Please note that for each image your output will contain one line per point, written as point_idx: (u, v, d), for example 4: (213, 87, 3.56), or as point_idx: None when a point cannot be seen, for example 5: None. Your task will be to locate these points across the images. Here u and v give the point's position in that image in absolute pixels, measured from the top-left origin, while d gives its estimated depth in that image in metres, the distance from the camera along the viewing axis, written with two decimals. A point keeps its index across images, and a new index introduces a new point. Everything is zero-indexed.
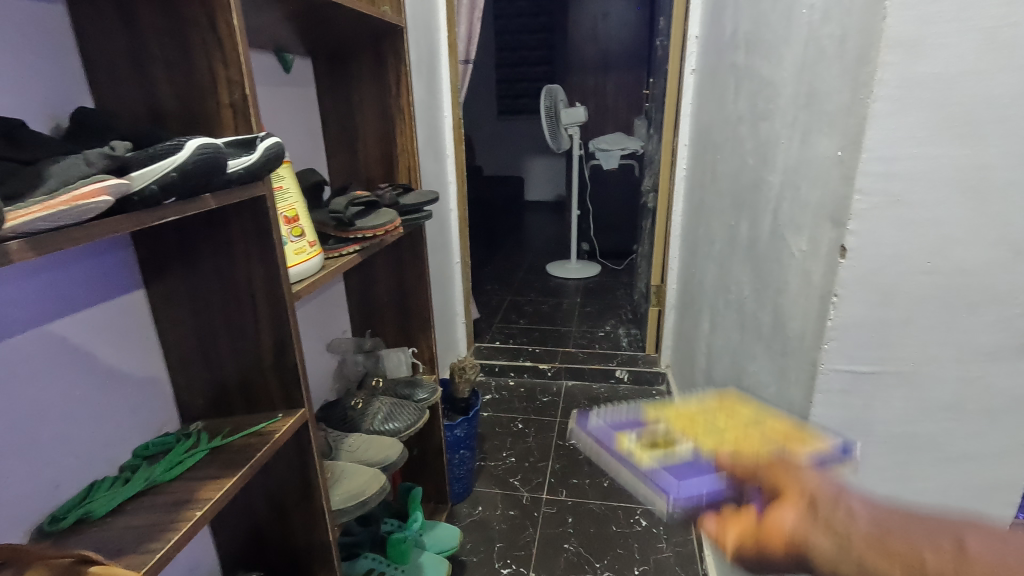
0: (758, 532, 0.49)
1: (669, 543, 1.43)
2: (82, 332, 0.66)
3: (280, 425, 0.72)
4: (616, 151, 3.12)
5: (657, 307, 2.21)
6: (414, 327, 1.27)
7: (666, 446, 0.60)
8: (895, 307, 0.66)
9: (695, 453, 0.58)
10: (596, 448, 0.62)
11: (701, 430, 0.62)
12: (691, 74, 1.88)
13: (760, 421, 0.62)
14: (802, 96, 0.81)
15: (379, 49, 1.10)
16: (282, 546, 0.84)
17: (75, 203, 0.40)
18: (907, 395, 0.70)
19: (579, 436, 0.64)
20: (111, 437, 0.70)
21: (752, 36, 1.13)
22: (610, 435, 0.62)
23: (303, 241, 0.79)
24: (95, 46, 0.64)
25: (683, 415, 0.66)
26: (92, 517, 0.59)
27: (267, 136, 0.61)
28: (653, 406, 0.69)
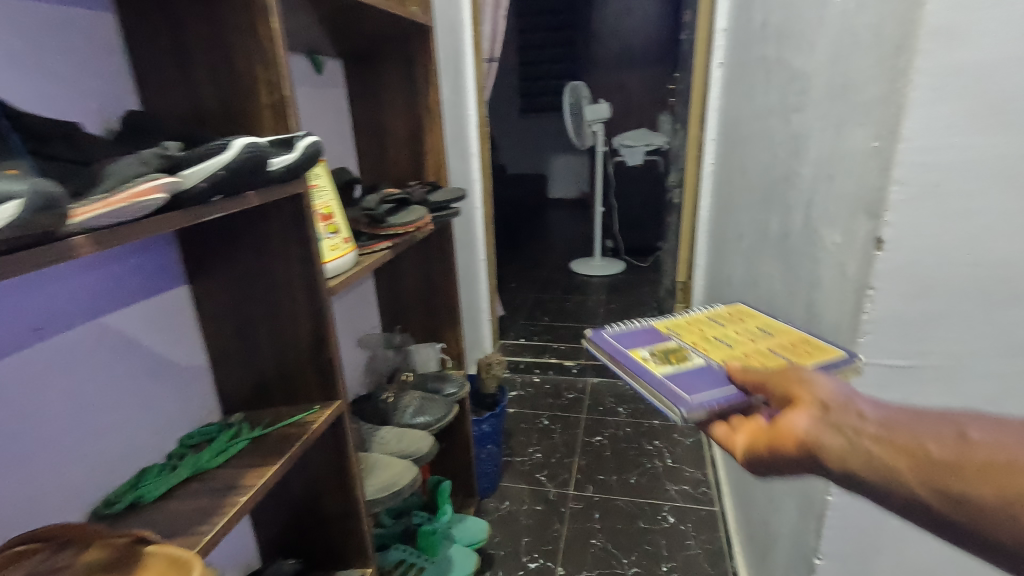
0: (768, 433, 0.50)
1: (697, 540, 1.43)
2: (134, 324, 0.69)
3: (318, 416, 0.74)
4: (641, 147, 3.13)
5: (683, 304, 2.19)
6: (442, 323, 1.29)
7: (680, 359, 0.69)
8: (933, 300, 0.65)
9: (707, 363, 0.68)
10: (611, 355, 0.72)
11: (709, 347, 0.74)
12: (717, 68, 1.85)
13: (766, 343, 0.74)
14: (835, 87, 0.80)
15: (407, 49, 1.12)
16: (318, 534, 0.86)
17: (132, 200, 0.42)
18: (946, 390, 0.68)
19: (592, 345, 0.76)
20: (159, 426, 0.73)
21: (782, 27, 1.11)
22: (622, 349, 0.73)
23: (337, 237, 0.81)
24: (142, 52, 0.67)
25: (694, 333, 0.78)
26: (144, 501, 0.62)
27: (305, 135, 0.62)
28: (668, 328, 0.81)
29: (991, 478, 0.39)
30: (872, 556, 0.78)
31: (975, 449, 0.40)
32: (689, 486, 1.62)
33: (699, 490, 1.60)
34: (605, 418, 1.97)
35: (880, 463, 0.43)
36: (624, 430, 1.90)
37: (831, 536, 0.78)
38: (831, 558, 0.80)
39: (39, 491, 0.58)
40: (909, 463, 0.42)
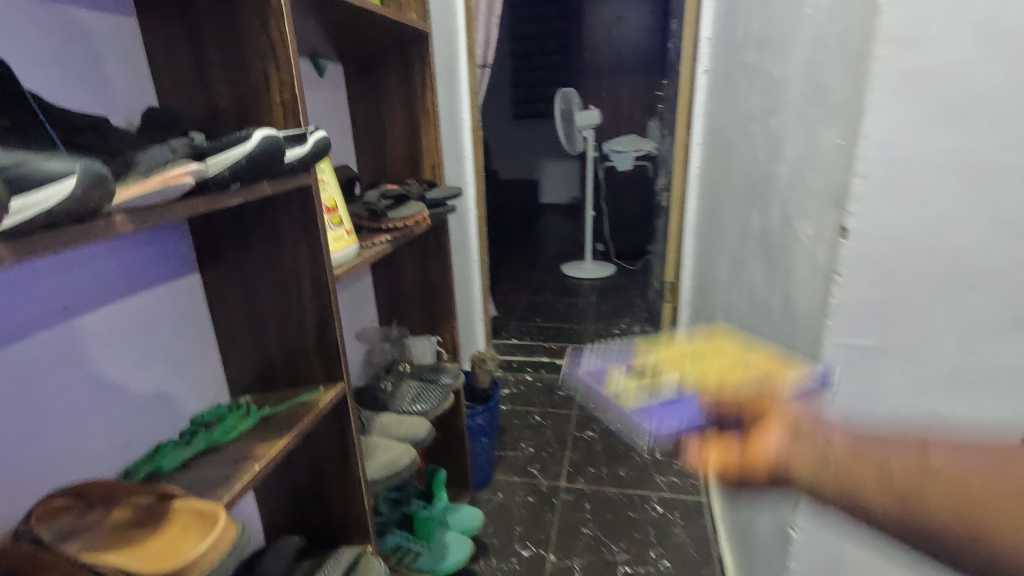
0: (743, 462, 0.53)
1: (684, 528, 1.47)
2: (150, 308, 0.73)
3: (323, 396, 0.79)
4: (630, 152, 3.25)
5: (672, 304, 2.25)
6: (438, 317, 1.34)
7: (652, 377, 0.63)
8: (896, 285, 0.71)
9: (679, 386, 0.60)
10: (585, 385, 0.64)
11: (687, 365, 0.65)
12: (704, 75, 1.92)
13: (751, 368, 0.62)
14: (808, 90, 0.86)
15: (406, 54, 1.17)
16: (320, 513, 0.90)
17: (165, 184, 0.47)
18: (907, 368, 0.74)
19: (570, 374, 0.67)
20: (173, 404, 0.77)
21: (762, 36, 1.18)
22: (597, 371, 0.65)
23: (341, 229, 0.86)
24: (161, 53, 0.71)
25: (674, 353, 0.68)
26: (161, 471, 0.66)
27: (315, 131, 0.67)
28: (643, 345, 0.72)
29: (954, 515, 0.43)
30: (843, 528, 0.83)
31: (934, 471, 0.45)
32: (677, 478, 1.67)
33: (687, 482, 1.65)
34: (596, 415, 2.02)
35: (844, 484, 0.48)
36: None
37: (805, 509, 0.84)
38: (806, 530, 0.85)
39: (63, 459, 0.62)
40: (873, 482, 0.47)
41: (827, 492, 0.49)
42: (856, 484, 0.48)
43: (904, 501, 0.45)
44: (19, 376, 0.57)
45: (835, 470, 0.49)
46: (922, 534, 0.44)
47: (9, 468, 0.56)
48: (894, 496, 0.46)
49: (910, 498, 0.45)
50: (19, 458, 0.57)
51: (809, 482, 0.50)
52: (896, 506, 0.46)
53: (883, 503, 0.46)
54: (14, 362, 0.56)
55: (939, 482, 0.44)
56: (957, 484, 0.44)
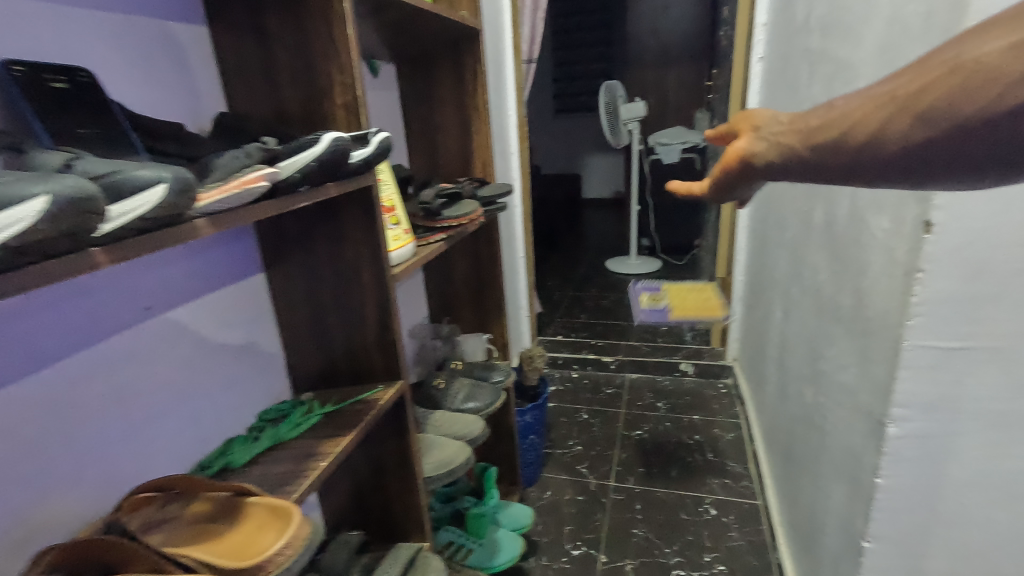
0: None
1: (740, 532, 1.43)
2: (222, 310, 0.76)
3: (383, 394, 0.80)
4: (677, 145, 3.05)
5: (723, 300, 2.19)
6: (489, 314, 1.35)
7: None
8: (987, 282, 0.65)
9: None
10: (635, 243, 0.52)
11: None
12: (758, 63, 1.85)
13: None
14: (883, 75, 0.81)
15: (458, 52, 1.17)
16: (380, 509, 0.92)
17: (243, 187, 0.48)
18: (1000, 371, 0.68)
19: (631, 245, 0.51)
20: (241, 400, 0.79)
21: (828, 19, 1.12)
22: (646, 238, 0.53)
23: (399, 228, 0.87)
24: (231, 60, 0.74)
25: None
26: (233, 466, 0.68)
27: (378, 131, 0.68)
28: None
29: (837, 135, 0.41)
30: (923, 541, 0.79)
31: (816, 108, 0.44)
32: (731, 479, 1.62)
33: (741, 484, 1.60)
34: (645, 413, 1.98)
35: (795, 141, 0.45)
36: (664, 424, 1.91)
37: (882, 519, 0.79)
38: (881, 541, 0.81)
39: (147, 454, 0.65)
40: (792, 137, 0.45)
41: (782, 163, 0.45)
42: (795, 139, 0.44)
43: (822, 136, 0.42)
44: (104, 375, 0.59)
45: (786, 129, 0.45)
46: (835, 168, 0.41)
47: (97, 465, 0.59)
48: (810, 138, 0.43)
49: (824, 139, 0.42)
50: (105, 455, 0.60)
51: (768, 157, 0.46)
52: (829, 131, 0.41)
53: (806, 148, 0.43)
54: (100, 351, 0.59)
55: (841, 114, 0.41)
56: (862, 111, 0.39)
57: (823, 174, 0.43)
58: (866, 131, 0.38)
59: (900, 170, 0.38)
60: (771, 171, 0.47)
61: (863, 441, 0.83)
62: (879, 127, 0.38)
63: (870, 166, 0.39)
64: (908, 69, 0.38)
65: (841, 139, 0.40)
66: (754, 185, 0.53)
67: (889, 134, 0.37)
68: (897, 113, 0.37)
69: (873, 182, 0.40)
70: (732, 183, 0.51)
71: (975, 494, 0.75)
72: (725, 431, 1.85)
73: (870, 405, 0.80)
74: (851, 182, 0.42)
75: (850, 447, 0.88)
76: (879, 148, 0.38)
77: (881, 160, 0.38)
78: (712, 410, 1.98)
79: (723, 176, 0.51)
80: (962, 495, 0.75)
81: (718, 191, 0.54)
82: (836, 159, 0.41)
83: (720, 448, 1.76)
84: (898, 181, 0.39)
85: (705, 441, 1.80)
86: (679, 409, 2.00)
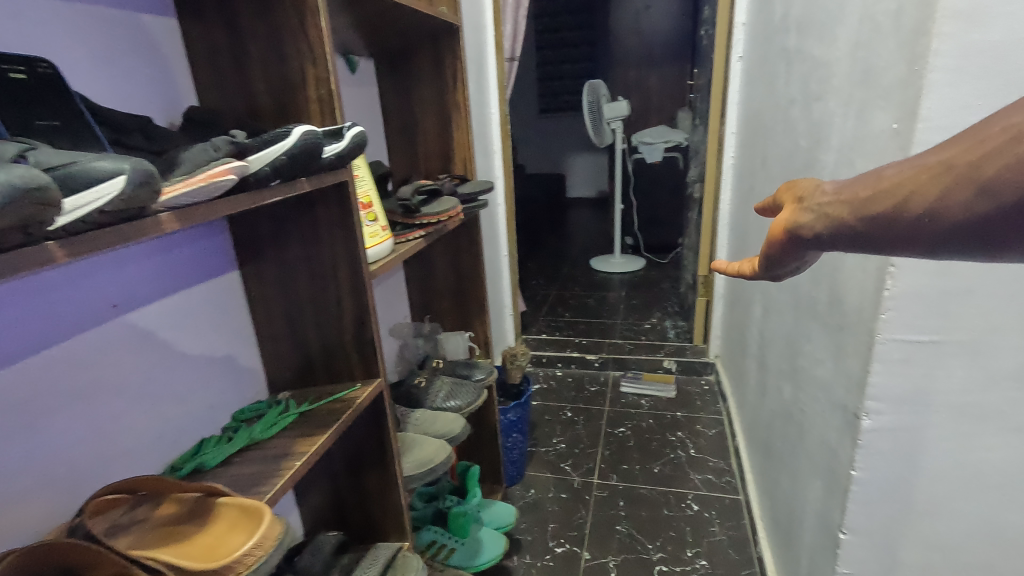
0: None
1: (722, 527, 1.44)
2: (194, 307, 0.74)
3: (360, 392, 0.79)
4: (660, 144, 3.10)
5: (705, 297, 2.20)
6: (470, 312, 1.34)
7: None
8: (956, 276, 0.66)
9: None
10: None
11: None
12: (738, 62, 1.86)
13: None
14: (857, 72, 0.82)
15: (438, 47, 1.16)
16: (359, 508, 0.91)
17: (210, 181, 0.47)
18: (970, 364, 0.69)
19: None
20: (215, 401, 0.78)
21: (804, 18, 1.12)
22: None
23: (376, 225, 0.87)
24: (201, 54, 0.72)
25: None
26: (205, 467, 0.66)
27: (352, 126, 0.67)
28: None
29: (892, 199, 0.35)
30: (896, 531, 0.80)
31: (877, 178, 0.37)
32: (713, 475, 1.63)
33: (723, 479, 1.61)
34: (628, 411, 1.99)
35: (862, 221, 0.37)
36: (647, 422, 1.92)
37: (857, 511, 0.80)
38: (856, 532, 0.82)
39: (115, 455, 0.63)
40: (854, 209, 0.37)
41: (830, 236, 0.39)
42: (843, 209, 0.38)
43: (873, 206, 0.36)
44: (67, 376, 0.58)
45: (836, 198, 0.39)
46: (889, 239, 0.36)
47: (63, 466, 0.57)
48: (861, 210, 0.37)
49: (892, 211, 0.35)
50: (70, 457, 0.58)
51: (815, 228, 0.40)
52: (880, 201, 0.35)
53: (858, 220, 0.37)
54: (50, 377, 0.56)
55: (893, 181, 0.35)
56: (915, 179, 0.34)
57: (877, 246, 0.37)
58: (925, 201, 0.33)
59: (967, 243, 0.32)
60: (820, 243, 0.41)
61: (838, 435, 0.84)
62: (939, 197, 0.32)
63: (930, 239, 0.34)
64: (961, 135, 0.33)
65: (899, 211, 0.34)
66: (805, 264, 0.46)
67: (953, 205, 0.32)
68: (954, 183, 0.31)
69: (936, 254, 0.34)
70: (781, 261, 0.45)
71: (946, 484, 0.76)
72: (707, 427, 1.86)
73: (845, 398, 0.81)
74: (909, 254, 0.36)
75: (826, 440, 0.89)
76: (939, 221, 0.33)
77: (943, 232, 0.33)
78: (694, 407, 1.99)
79: (770, 255, 0.45)
80: (933, 486, 0.76)
81: (767, 272, 0.47)
82: (893, 232, 0.35)
83: (702, 445, 1.77)
84: (970, 254, 0.33)
85: (688, 438, 1.81)
86: (662, 406, 2.01)
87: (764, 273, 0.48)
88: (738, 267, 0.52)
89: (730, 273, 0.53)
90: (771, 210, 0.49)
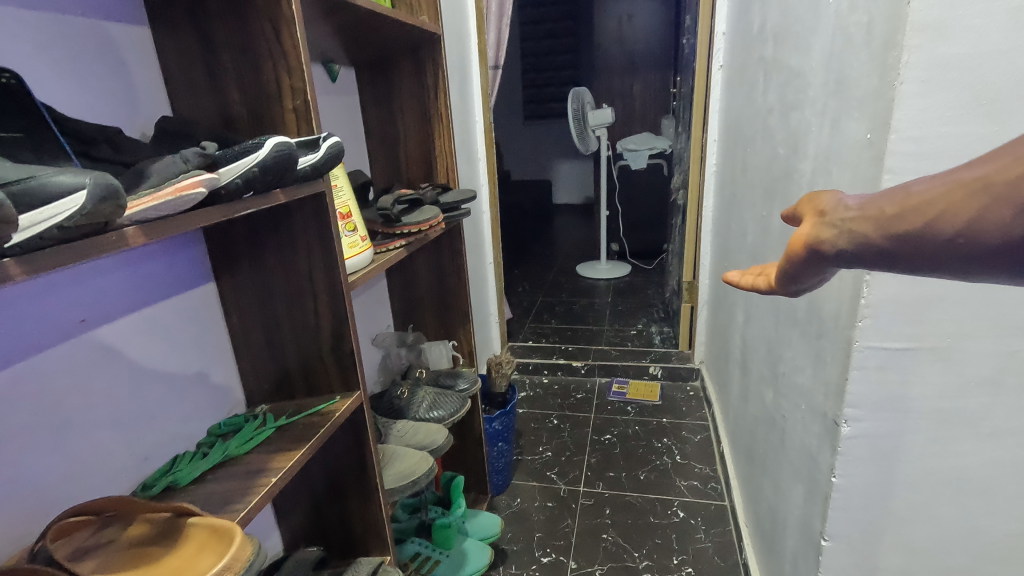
0: None
1: (707, 533, 1.44)
2: (166, 319, 0.73)
3: (339, 405, 0.78)
4: (645, 151, 3.10)
5: (689, 303, 2.21)
6: (454, 321, 1.33)
7: None
8: (929, 284, 0.67)
9: None
10: None
11: None
12: (718, 70, 1.87)
13: None
14: (832, 83, 0.83)
15: (419, 56, 1.16)
16: (339, 523, 0.90)
17: (178, 194, 0.46)
18: (944, 371, 0.70)
19: None
20: (188, 415, 0.76)
21: (781, 28, 1.14)
22: None
23: (356, 235, 0.86)
24: (174, 64, 0.71)
25: None
26: (178, 485, 0.65)
27: (328, 136, 0.66)
28: None
29: (925, 212, 0.32)
30: (877, 537, 0.81)
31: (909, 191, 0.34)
32: (699, 481, 1.64)
33: (709, 486, 1.62)
34: (614, 417, 1.99)
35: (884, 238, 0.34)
36: (633, 428, 1.92)
37: (838, 518, 0.81)
38: (837, 539, 0.82)
39: (81, 474, 0.61)
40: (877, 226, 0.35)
41: (856, 254, 0.36)
42: (868, 225, 0.35)
43: (904, 224, 0.33)
44: (29, 393, 0.56)
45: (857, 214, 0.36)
46: (920, 259, 0.33)
47: (25, 491, 0.56)
48: (891, 227, 0.34)
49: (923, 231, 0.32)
50: (32, 481, 0.56)
51: (838, 244, 0.37)
52: (913, 218, 0.33)
53: (884, 237, 0.34)
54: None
55: (924, 197, 0.33)
56: (949, 196, 0.31)
57: (908, 266, 0.34)
58: (961, 220, 0.31)
59: (1007, 263, 0.31)
60: (842, 260, 0.37)
61: (818, 441, 0.85)
62: (978, 215, 0.30)
63: (965, 260, 0.32)
64: (997, 151, 0.31)
65: (931, 228, 0.32)
66: (825, 280, 0.41)
67: (993, 223, 0.30)
68: (993, 201, 0.30)
69: (966, 275, 0.33)
70: (801, 275, 0.40)
71: (924, 490, 0.77)
72: (693, 433, 1.87)
73: (824, 406, 0.82)
74: (940, 275, 0.33)
75: (807, 447, 0.90)
76: (974, 241, 0.31)
77: (980, 251, 0.31)
78: (680, 413, 1.99)
79: (789, 269, 0.41)
80: (911, 492, 0.77)
81: (785, 287, 0.42)
82: (926, 250, 0.33)
83: (687, 451, 1.77)
84: (1007, 274, 0.31)
85: (673, 444, 1.82)
86: (647, 412, 2.01)
87: (782, 290, 0.43)
88: (750, 281, 0.46)
89: (743, 288, 0.47)
90: (792, 218, 0.44)
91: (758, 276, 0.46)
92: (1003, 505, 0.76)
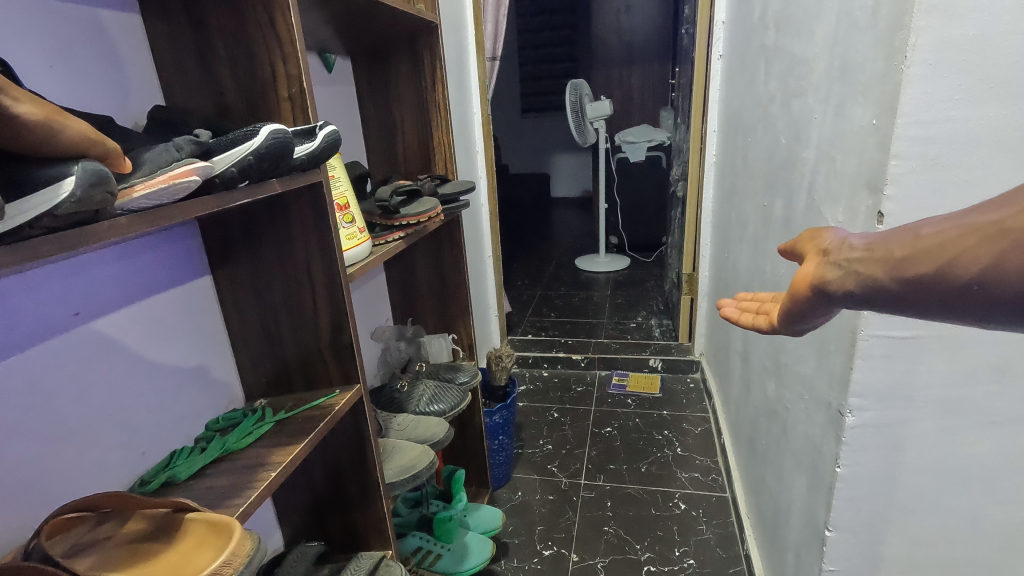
0: None
1: (709, 525, 1.44)
2: (164, 316, 0.72)
3: (339, 398, 0.77)
4: (643, 143, 3.07)
5: (688, 296, 2.21)
6: (453, 314, 1.32)
7: None
8: None
9: None
10: None
11: None
12: (718, 59, 1.86)
13: None
14: (836, 68, 0.82)
15: (415, 45, 1.14)
16: (339, 517, 0.89)
17: (171, 182, 0.45)
18: (950, 360, 0.70)
19: None
20: (186, 412, 0.76)
21: (782, 16, 1.13)
22: None
23: (353, 227, 0.85)
24: (167, 53, 0.70)
25: None
26: (176, 481, 0.64)
27: (325, 124, 0.65)
28: None
29: (934, 256, 0.36)
30: (882, 526, 0.80)
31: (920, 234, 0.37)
32: (699, 473, 1.63)
33: (710, 477, 1.61)
34: (615, 410, 1.99)
35: (889, 283, 0.38)
36: (633, 421, 1.91)
37: (843, 507, 0.80)
38: (841, 529, 0.82)
39: (78, 471, 0.61)
40: (886, 271, 0.38)
41: (863, 293, 0.40)
42: (876, 268, 0.39)
43: (911, 268, 0.37)
44: (27, 388, 0.55)
45: (863, 256, 0.40)
46: (932, 300, 0.36)
47: (22, 488, 0.55)
48: (898, 270, 0.38)
49: (930, 281, 0.36)
50: (27, 480, 0.56)
51: (844, 284, 0.41)
52: (920, 262, 0.36)
53: (893, 280, 0.38)
54: None
55: (935, 241, 0.36)
56: (962, 241, 0.34)
57: (914, 307, 0.38)
58: (976, 266, 0.33)
59: (1021, 312, 0.33)
60: (848, 299, 0.41)
61: (822, 431, 0.84)
62: (997, 259, 0.33)
63: (981, 302, 0.34)
64: (1011, 198, 0.34)
65: (942, 273, 0.35)
66: (826, 318, 0.48)
67: (1009, 270, 0.32)
68: (1011, 247, 0.32)
69: (981, 319, 0.36)
70: (804, 314, 0.46)
71: (930, 479, 0.76)
72: (693, 425, 1.86)
73: (829, 395, 0.81)
74: (951, 316, 0.37)
75: (811, 437, 0.89)
76: (989, 287, 0.33)
77: (998, 297, 0.33)
78: (680, 405, 1.99)
79: (792, 307, 0.47)
80: (917, 481, 0.76)
81: (790, 324, 0.49)
82: (938, 294, 0.36)
83: (688, 443, 1.77)
84: (1014, 320, 0.34)
85: (674, 436, 1.81)
86: (648, 405, 2.00)
87: (786, 328, 0.50)
88: (754, 319, 0.55)
89: (746, 325, 0.56)
90: (790, 257, 0.51)
91: (761, 316, 0.54)
92: (1009, 494, 0.75)
